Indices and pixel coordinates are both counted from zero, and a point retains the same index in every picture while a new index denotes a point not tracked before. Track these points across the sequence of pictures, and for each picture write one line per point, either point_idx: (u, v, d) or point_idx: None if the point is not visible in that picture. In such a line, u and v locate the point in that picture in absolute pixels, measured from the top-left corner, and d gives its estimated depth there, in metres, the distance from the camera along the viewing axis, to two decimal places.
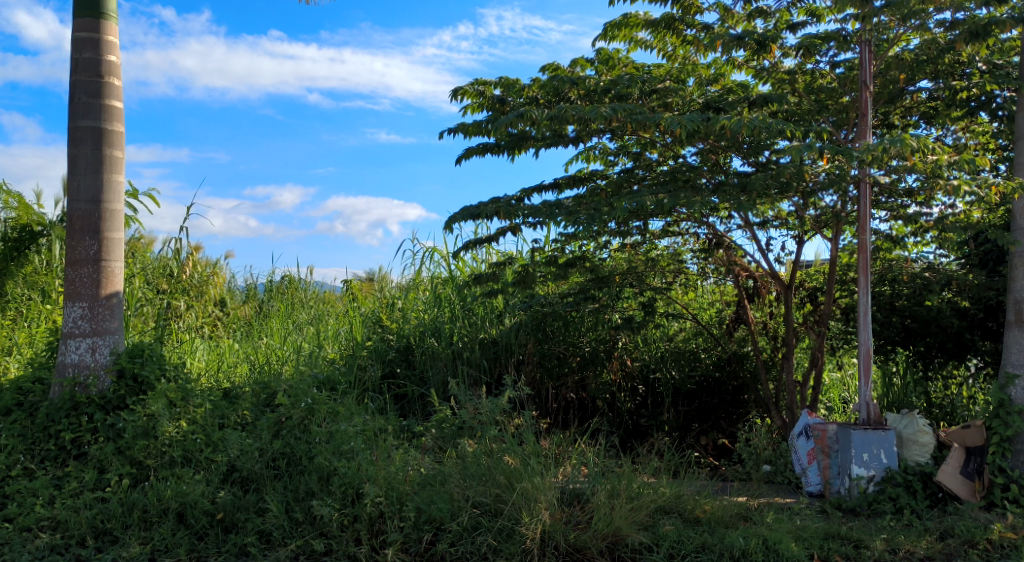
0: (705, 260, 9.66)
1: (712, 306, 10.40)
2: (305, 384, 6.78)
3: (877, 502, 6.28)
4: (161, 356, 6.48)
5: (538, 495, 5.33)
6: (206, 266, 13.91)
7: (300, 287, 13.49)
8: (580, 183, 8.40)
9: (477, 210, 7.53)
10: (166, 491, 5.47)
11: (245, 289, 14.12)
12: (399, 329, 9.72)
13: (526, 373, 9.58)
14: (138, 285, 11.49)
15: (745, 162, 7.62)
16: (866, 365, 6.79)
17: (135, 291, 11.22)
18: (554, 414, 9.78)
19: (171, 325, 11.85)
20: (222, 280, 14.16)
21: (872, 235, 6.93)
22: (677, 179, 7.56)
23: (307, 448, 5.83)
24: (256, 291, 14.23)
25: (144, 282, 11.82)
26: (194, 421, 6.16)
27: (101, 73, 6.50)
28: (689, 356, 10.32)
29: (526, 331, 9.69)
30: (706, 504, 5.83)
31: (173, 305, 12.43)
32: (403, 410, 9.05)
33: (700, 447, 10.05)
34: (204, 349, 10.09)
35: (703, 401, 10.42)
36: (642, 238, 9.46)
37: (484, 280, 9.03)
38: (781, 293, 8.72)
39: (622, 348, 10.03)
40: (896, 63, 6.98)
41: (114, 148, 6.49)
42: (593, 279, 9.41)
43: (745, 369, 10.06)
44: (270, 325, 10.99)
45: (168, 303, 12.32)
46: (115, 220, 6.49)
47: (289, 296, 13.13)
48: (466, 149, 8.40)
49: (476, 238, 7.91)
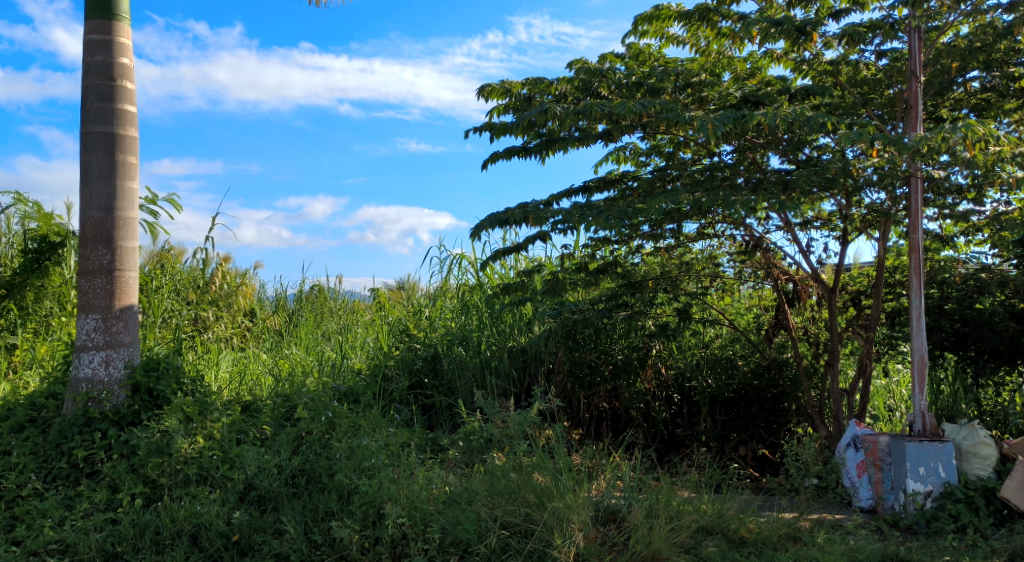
0: (742, 263, 9.31)
1: (748, 311, 10.12)
2: (327, 397, 6.54)
3: (936, 520, 5.87)
4: (178, 368, 6.26)
5: (572, 515, 5.01)
6: (236, 276, 13.80)
7: (328, 298, 13.33)
8: (610, 185, 8.06)
9: (504, 216, 7.23)
10: (179, 512, 5.20)
11: (274, 299, 13.98)
12: (426, 338, 9.45)
13: (557, 383, 9.21)
14: (165, 296, 11.36)
15: (784, 159, 7.28)
16: (921, 372, 6.35)
17: (161, 301, 11.08)
18: (586, 424, 9.42)
19: (198, 336, 11.70)
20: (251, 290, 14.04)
21: (925, 234, 6.51)
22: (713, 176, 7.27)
23: (327, 464, 5.58)
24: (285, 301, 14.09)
25: (172, 292, 11.70)
26: (210, 436, 5.92)
27: (113, 77, 6.29)
28: (725, 364, 9.91)
29: (556, 338, 9.34)
30: (751, 523, 5.47)
31: (201, 316, 12.33)
32: (430, 421, 8.80)
33: (740, 459, 9.68)
34: (229, 361, 9.92)
35: (741, 410, 10.00)
36: (675, 242, 9.13)
37: (513, 290, 8.71)
38: (824, 296, 8.33)
39: (656, 356, 9.72)
40: (947, 50, 6.58)
41: (127, 153, 6.28)
42: (625, 284, 9.09)
43: (785, 377, 9.66)
44: (298, 334, 10.80)
45: (195, 315, 12.22)
46: (129, 229, 6.27)
47: (318, 307, 12.99)
48: (492, 152, 8.12)
49: (504, 246, 7.60)
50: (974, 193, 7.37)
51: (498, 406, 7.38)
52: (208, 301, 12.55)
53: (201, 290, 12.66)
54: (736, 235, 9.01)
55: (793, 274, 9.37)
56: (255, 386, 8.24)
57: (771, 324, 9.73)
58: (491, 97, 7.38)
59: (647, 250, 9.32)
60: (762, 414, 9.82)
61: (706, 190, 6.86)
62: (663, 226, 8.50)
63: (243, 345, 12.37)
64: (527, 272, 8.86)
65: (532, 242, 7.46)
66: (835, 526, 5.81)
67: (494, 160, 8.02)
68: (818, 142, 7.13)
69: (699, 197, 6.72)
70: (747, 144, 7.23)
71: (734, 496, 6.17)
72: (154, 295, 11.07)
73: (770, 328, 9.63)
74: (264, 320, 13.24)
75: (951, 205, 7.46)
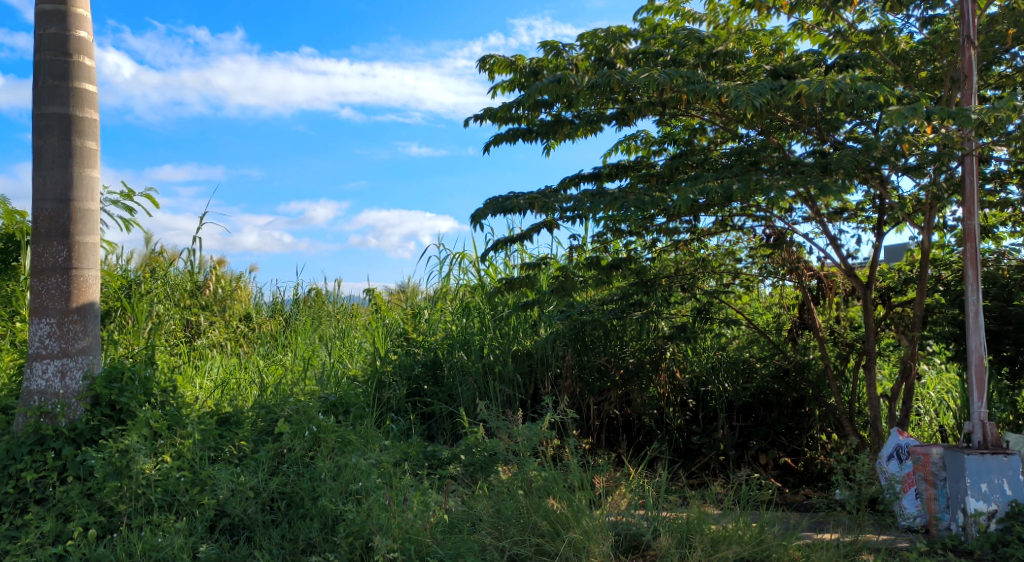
0: (762, 259, 8.68)
1: (767, 309, 9.40)
2: (313, 408, 5.89)
3: (1003, 545, 5.30)
4: (146, 378, 5.60)
5: (591, 547, 4.35)
6: (230, 280, 13.13)
7: (326, 301, 12.63)
8: (624, 172, 7.41)
9: (508, 202, 6.53)
10: (137, 546, 4.51)
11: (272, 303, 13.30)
12: (425, 342, 8.80)
13: (565, 389, 8.45)
14: (153, 301, 10.73)
15: (814, 133, 6.65)
16: (980, 376, 5.75)
17: (146, 307, 10.43)
18: (595, 433, 8.73)
19: (188, 343, 11.04)
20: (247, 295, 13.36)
21: (981, 221, 5.82)
22: (743, 158, 6.58)
23: (311, 486, 4.95)
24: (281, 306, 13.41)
25: (162, 298, 11.05)
26: (179, 456, 5.26)
27: (70, 52, 5.63)
28: (743, 367, 9.20)
29: (564, 341, 8.60)
30: (795, 551, 4.81)
31: (192, 322, 11.68)
32: (429, 430, 8.18)
33: (760, 467, 9.01)
34: (216, 367, 9.25)
35: (760, 415, 9.35)
36: (690, 236, 8.45)
37: (518, 287, 7.92)
38: (857, 291, 7.64)
39: (670, 358, 9.02)
40: (1002, 15, 5.97)
41: (86, 138, 5.61)
42: (636, 283, 8.43)
43: (808, 380, 9.02)
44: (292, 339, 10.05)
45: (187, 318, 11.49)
46: (90, 222, 5.61)
47: (315, 309, 12.27)
48: (495, 136, 7.52)
49: (507, 236, 6.91)
50: (1017, 178, 6.85)
51: (504, 420, 6.74)
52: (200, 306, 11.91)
53: (192, 294, 11.97)
54: (755, 228, 8.42)
55: (818, 270, 8.71)
56: (243, 396, 7.56)
57: (795, 323, 9.05)
58: (494, 69, 7.02)
59: (657, 248, 8.58)
60: (782, 419, 9.14)
61: (737, 172, 6.27)
62: (678, 219, 7.88)
63: (235, 349, 11.69)
64: (530, 267, 8.04)
65: (538, 232, 6.77)
66: (887, 552, 5.14)
67: (496, 145, 7.42)
68: (850, 123, 6.55)
69: (730, 181, 6.06)
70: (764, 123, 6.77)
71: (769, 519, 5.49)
72: (138, 294, 10.36)
73: (794, 328, 8.96)
74: (260, 325, 12.53)
75: (986, 191, 6.90)
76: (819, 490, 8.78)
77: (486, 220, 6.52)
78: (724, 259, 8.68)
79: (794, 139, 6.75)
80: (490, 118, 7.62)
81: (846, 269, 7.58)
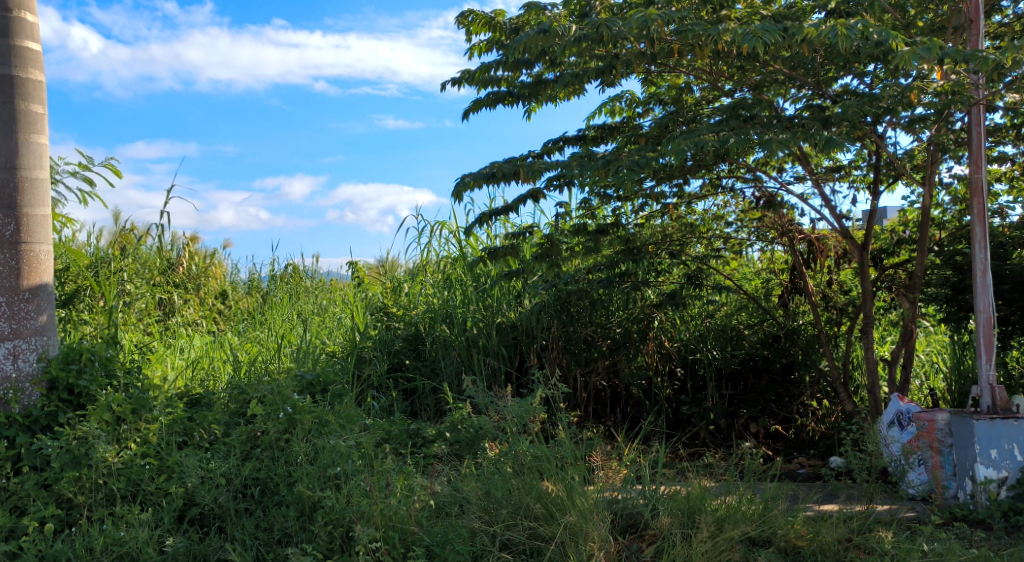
0: (751, 223, 8.41)
1: (757, 275, 9.11)
2: (289, 387, 5.57)
3: (1014, 514, 5.09)
4: (106, 359, 5.23)
5: (590, 531, 4.11)
6: (204, 257, 12.69)
7: (304, 278, 12.23)
8: (610, 135, 7.12)
9: (492, 171, 6.16)
10: (98, 541, 4.18)
11: (248, 280, 12.87)
12: (406, 316, 8.46)
13: (550, 361, 8.20)
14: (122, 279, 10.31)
15: (804, 86, 6.46)
16: (988, 337, 5.59)
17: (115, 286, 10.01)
18: (583, 404, 8.44)
19: (162, 323, 10.63)
20: (221, 272, 12.93)
21: (987, 172, 5.69)
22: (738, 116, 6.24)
23: (286, 471, 4.65)
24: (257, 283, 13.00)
25: (133, 276, 10.63)
26: (145, 442, 4.92)
27: (9, 8, 5.22)
28: (731, 334, 9.00)
29: (550, 312, 8.28)
30: (802, 525, 4.57)
31: (165, 300, 11.27)
32: (412, 407, 7.87)
33: (751, 436, 8.73)
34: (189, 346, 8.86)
35: (749, 383, 9.07)
36: (677, 202, 8.15)
37: (501, 255, 7.51)
38: (853, 253, 7.36)
39: (659, 327, 8.75)
40: None
41: (31, 101, 5.21)
42: (623, 250, 8.10)
43: (798, 346, 8.83)
44: (270, 314, 9.74)
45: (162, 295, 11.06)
46: (40, 193, 5.24)
47: (293, 285, 11.87)
48: (474, 101, 7.15)
49: (492, 209, 6.55)
50: (1014, 133, 6.56)
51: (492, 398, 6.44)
52: (173, 284, 11.49)
53: (165, 271, 11.54)
54: (744, 191, 8.11)
55: (809, 234, 8.42)
56: (218, 376, 7.21)
57: (787, 289, 8.80)
58: (473, 27, 6.70)
59: (643, 216, 8.27)
60: (772, 387, 8.90)
61: (734, 125, 6.00)
62: (666, 183, 7.55)
63: (210, 328, 11.29)
64: (514, 236, 7.62)
65: (523, 203, 6.44)
66: (895, 525, 4.92)
67: (476, 111, 7.05)
68: (841, 79, 6.39)
69: (727, 136, 5.82)
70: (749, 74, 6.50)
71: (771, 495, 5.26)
72: (105, 272, 9.94)
73: (785, 293, 8.75)
74: (236, 303, 12.12)
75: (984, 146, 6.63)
76: (811, 458, 8.60)
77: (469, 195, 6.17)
78: (712, 224, 8.46)
79: (782, 96, 6.56)
80: (467, 80, 7.24)
81: (841, 232, 7.29)
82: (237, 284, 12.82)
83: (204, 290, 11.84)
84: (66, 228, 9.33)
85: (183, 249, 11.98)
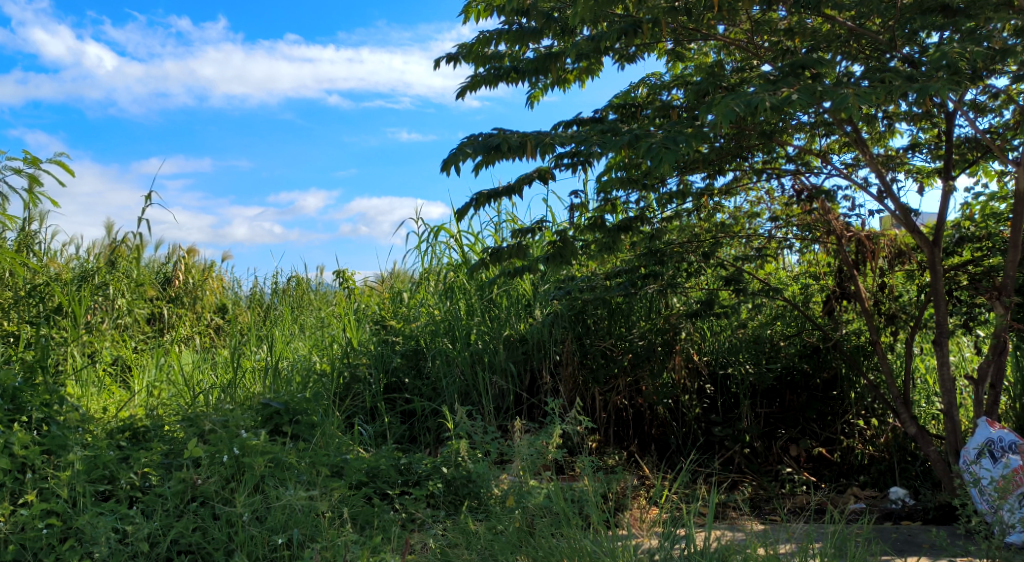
0: (789, 220, 7.32)
1: (796, 281, 7.95)
2: (245, 420, 4.58)
3: None
4: (13, 390, 4.81)
5: None
6: (203, 269, 11.69)
7: (308, 290, 11.20)
8: (631, 115, 6.04)
9: (494, 140, 5.05)
10: None
11: (249, 293, 11.86)
12: (403, 329, 7.36)
13: (566, 379, 7.12)
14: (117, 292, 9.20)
15: (855, 64, 5.42)
16: None
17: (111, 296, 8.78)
18: (602, 429, 7.33)
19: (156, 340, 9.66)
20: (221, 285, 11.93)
21: None
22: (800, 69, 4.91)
23: (226, 535, 3.74)
24: (260, 296, 11.97)
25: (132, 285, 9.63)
26: (54, 493, 3.96)
27: None
28: (766, 347, 7.81)
29: (563, 324, 7.22)
30: None
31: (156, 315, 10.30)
32: (410, 433, 6.84)
33: (791, 461, 7.61)
34: (170, 366, 7.86)
35: (786, 400, 7.94)
36: (705, 200, 7.01)
37: (506, 257, 6.27)
38: (922, 251, 6.22)
39: (687, 338, 7.50)
40: None
41: None
42: (645, 252, 6.99)
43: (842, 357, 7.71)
44: (266, 327, 8.61)
45: (152, 311, 10.08)
46: None
47: (295, 299, 10.85)
48: (471, 78, 6.10)
49: (491, 189, 5.44)
50: None
51: (500, 441, 5.40)
52: (167, 298, 10.53)
53: (158, 285, 10.57)
54: (783, 184, 7.07)
55: (857, 231, 7.17)
56: (188, 401, 6.19)
57: (834, 294, 7.50)
58: None
59: (667, 212, 7.02)
60: (813, 403, 7.76)
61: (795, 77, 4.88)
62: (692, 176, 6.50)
63: (205, 345, 10.28)
64: (521, 232, 6.37)
65: (528, 183, 5.38)
66: None
67: (473, 90, 6.02)
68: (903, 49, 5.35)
69: (788, 92, 4.58)
70: (792, 42, 5.50)
71: (838, 558, 4.26)
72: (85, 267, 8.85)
73: (832, 299, 7.46)
74: (236, 318, 11.11)
75: None
76: (866, 489, 7.40)
77: (461, 164, 5.08)
78: (742, 227, 7.33)
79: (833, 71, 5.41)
80: (465, 57, 6.27)
81: (908, 224, 6.13)
82: (238, 299, 11.81)
83: (201, 305, 10.84)
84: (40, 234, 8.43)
85: (179, 261, 11.00)
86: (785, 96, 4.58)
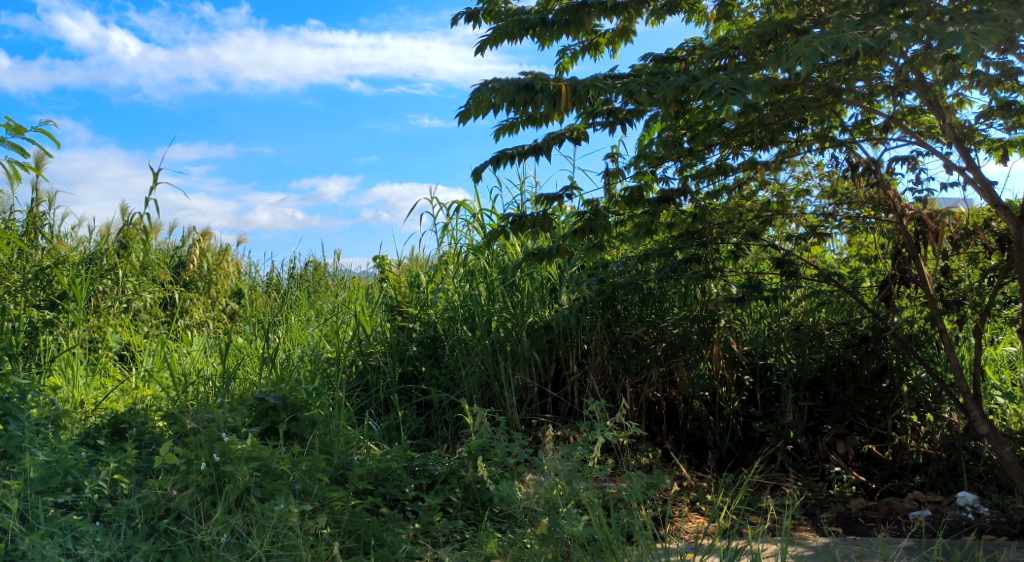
0: (837, 202, 6.43)
1: (848, 265, 7.23)
2: (233, 420, 3.98)
3: None
4: None
5: None
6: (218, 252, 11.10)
7: (326, 275, 10.61)
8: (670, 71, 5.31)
9: (526, 81, 4.38)
10: None
11: (266, 278, 11.28)
12: (418, 314, 6.72)
13: (595, 370, 6.48)
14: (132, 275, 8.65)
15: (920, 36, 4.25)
16: None
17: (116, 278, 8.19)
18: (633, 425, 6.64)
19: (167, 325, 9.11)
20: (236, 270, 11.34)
21: None
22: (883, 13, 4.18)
23: None
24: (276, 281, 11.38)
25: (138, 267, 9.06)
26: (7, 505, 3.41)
27: None
28: (809, 334, 7.01)
29: (592, 310, 6.55)
30: None
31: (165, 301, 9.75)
32: (427, 427, 6.23)
33: (841, 461, 6.78)
34: (175, 353, 7.29)
35: (832, 392, 7.04)
36: (751, 179, 6.28)
37: (529, 230, 5.51)
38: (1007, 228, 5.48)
39: (726, 327, 6.80)
40: None
41: None
42: (683, 234, 6.28)
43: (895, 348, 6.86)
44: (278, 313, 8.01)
45: (161, 296, 9.51)
46: None
47: (312, 285, 10.25)
48: (491, 32, 5.44)
49: (516, 147, 4.78)
50: None
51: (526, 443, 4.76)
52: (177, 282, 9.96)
53: (170, 269, 10.01)
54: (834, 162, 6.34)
55: (918, 209, 6.38)
56: (185, 393, 5.59)
57: (893, 278, 6.61)
58: None
59: (708, 192, 6.25)
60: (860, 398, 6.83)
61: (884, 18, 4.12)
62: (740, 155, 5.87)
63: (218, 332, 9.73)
64: (546, 202, 5.56)
65: (558, 144, 4.70)
66: None
67: (494, 46, 5.36)
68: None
69: (878, 31, 3.91)
70: None
71: None
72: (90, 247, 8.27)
73: (890, 283, 6.58)
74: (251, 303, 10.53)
75: None
76: (924, 492, 6.56)
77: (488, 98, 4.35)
78: (788, 206, 6.40)
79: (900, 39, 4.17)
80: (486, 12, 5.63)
81: (992, 198, 5.38)
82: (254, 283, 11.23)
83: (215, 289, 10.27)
84: (47, 213, 7.80)
85: (193, 244, 10.41)
86: (872, 40, 3.87)
